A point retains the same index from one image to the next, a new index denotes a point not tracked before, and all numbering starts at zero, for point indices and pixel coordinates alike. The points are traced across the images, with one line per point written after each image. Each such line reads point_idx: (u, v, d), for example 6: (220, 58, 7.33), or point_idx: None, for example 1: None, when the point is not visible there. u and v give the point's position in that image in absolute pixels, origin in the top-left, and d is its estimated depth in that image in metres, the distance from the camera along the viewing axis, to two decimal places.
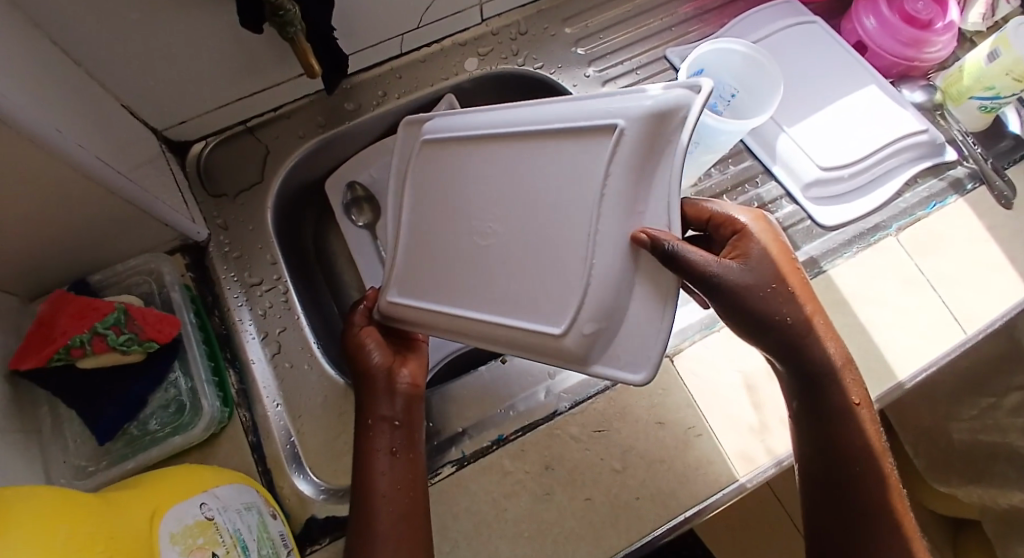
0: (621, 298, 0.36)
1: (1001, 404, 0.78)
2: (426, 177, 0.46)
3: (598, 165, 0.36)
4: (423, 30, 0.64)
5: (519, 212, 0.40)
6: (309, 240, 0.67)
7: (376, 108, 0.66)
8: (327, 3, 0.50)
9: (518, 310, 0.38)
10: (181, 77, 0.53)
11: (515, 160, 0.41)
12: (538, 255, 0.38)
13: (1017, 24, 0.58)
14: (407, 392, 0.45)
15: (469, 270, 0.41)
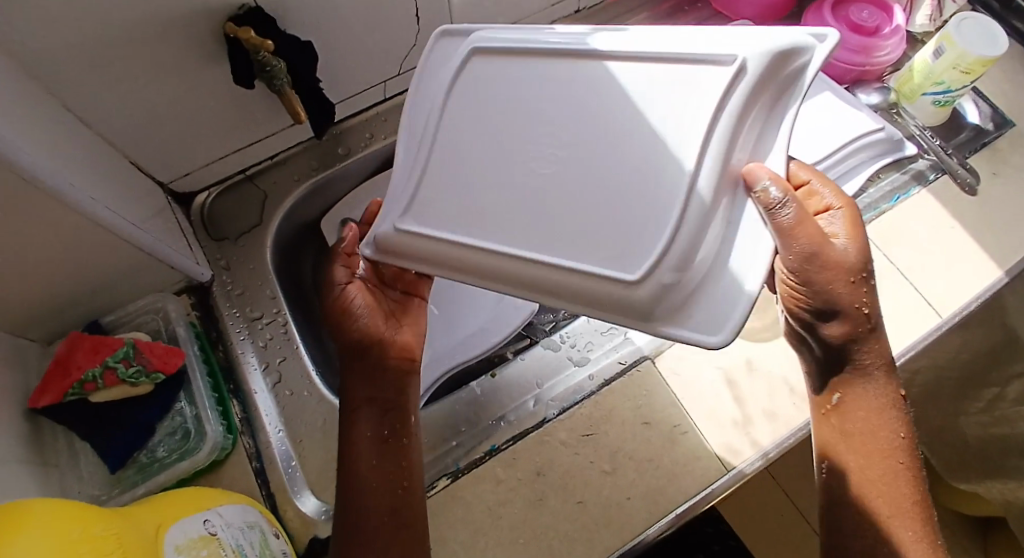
0: (702, 253, 0.35)
1: (1005, 395, 0.80)
2: (468, 96, 0.43)
3: (712, 94, 0.35)
4: (404, 75, 0.69)
5: (595, 152, 0.37)
6: (308, 277, 0.71)
7: (366, 148, 0.70)
8: (311, 58, 0.56)
9: (589, 257, 0.36)
10: (183, 133, 0.58)
11: (592, 101, 0.39)
12: (622, 196, 0.36)
13: (960, 18, 0.60)
14: (397, 366, 0.49)
15: (502, 205, 0.39)
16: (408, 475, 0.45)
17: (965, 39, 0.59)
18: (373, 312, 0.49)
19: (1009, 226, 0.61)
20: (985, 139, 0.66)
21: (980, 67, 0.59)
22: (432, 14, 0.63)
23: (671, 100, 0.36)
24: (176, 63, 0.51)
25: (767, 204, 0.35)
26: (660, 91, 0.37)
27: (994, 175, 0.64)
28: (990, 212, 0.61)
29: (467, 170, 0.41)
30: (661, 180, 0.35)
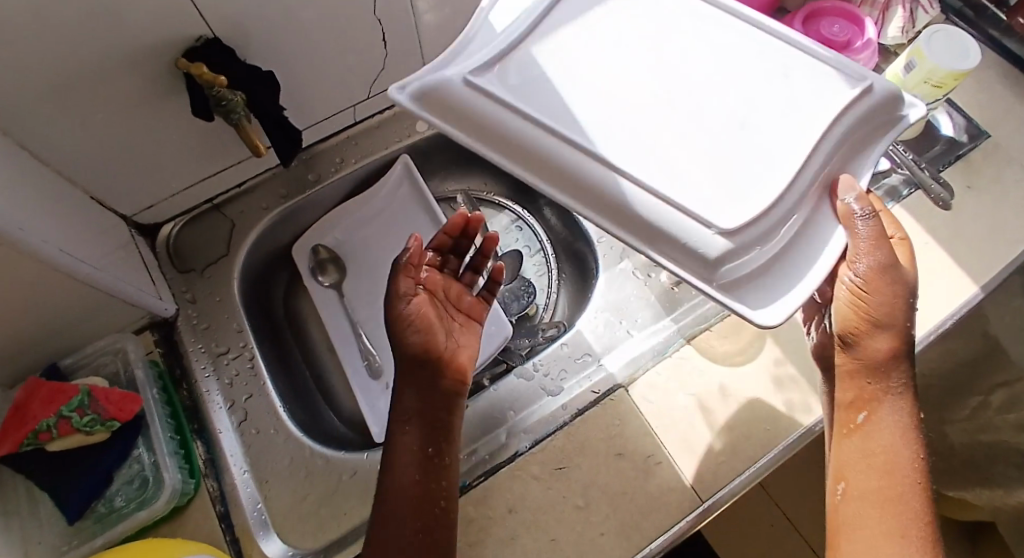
0: (784, 237, 0.40)
1: (989, 402, 0.81)
2: (600, 26, 0.45)
3: (842, 99, 0.42)
4: (374, 98, 0.68)
5: (702, 108, 0.42)
6: (280, 306, 0.70)
7: (336, 174, 0.69)
8: (273, 90, 0.55)
9: (698, 204, 0.38)
10: (146, 165, 0.57)
11: (711, 59, 0.44)
12: (734, 151, 0.40)
13: (930, 32, 0.59)
14: (452, 386, 0.48)
15: (607, 123, 0.41)
16: (446, 496, 0.44)
17: (935, 54, 0.58)
18: (426, 329, 0.49)
19: (981, 241, 0.61)
20: (960, 151, 0.66)
21: (952, 80, 0.58)
22: (400, 38, 0.62)
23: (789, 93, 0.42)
24: (132, 97, 0.50)
25: (847, 214, 0.41)
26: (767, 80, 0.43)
27: (969, 188, 0.64)
28: (963, 226, 0.62)
29: (578, 79, 0.42)
30: (776, 153, 0.40)
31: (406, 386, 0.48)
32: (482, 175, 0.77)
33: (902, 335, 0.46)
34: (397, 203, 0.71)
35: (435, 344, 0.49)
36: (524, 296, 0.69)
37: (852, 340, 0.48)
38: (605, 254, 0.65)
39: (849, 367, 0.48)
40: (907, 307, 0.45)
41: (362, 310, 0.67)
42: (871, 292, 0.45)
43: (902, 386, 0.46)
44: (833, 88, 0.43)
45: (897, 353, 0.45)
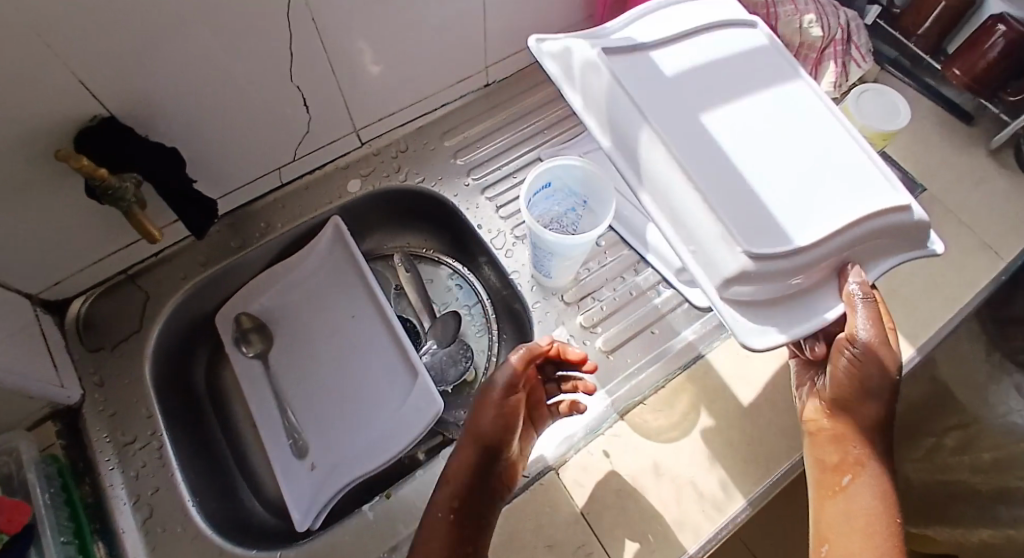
0: (794, 288, 0.42)
1: (944, 443, 0.88)
2: (714, 70, 0.46)
3: (892, 204, 0.43)
4: (299, 160, 0.65)
5: (765, 148, 0.43)
6: (202, 380, 0.66)
7: (262, 240, 0.66)
8: (178, 164, 0.52)
9: (737, 218, 0.40)
10: (46, 246, 0.53)
11: (789, 116, 0.45)
12: (786, 185, 0.42)
13: (860, 91, 0.58)
14: (500, 483, 0.46)
15: (684, 133, 0.43)
16: None
17: (863, 113, 0.57)
18: (501, 419, 0.46)
19: (914, 300, 0.61)
20: None
21: (879, 139, 0.58)
22: (322, 102, 0.60)
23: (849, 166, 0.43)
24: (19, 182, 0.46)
25: (851, 299, 0.42)
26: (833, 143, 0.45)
27: None
28: (897, 286, 0.62)
29: (681, 96, 0.44)
30: (818, 206, 0.41)
31: (463, 458, 0.45)
32: (418, 235, 0.75)
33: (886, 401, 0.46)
34: (328, 268, 0.67)
35: (507, 443, 0.46)
36: (463, 360, 0.67)
37: (839, 404, 0.47)
38: (541, 320, 0.62)
39: (832, 431, 0.47)
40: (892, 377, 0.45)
41: (289, 384, 0.64)
42: (864, 362, 0.45)
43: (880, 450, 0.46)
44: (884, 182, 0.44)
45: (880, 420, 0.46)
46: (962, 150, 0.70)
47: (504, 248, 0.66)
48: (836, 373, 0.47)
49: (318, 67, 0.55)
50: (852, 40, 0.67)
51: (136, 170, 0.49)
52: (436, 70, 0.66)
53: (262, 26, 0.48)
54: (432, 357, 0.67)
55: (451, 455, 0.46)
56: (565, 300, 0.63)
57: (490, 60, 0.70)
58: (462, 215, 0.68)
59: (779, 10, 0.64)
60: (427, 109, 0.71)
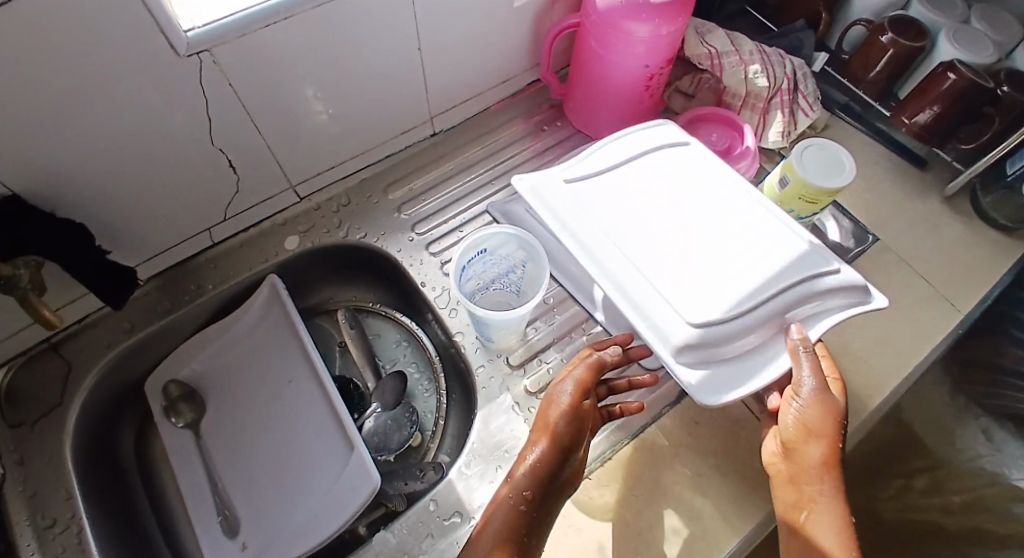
0: (743, 346, 0.48)
1: (913, 485, 0.85)
2: (651, 174, 0.55)
3: (814, 267, 0.49)
4: (231, 220, 0.63)
5: (703, 235, 0.51)
6: (131, 449, 0.64)
7: (191, 303, 0.63)
8: (89, 240, 0.51)
9: (676, 297, 0.49)
10: None
11: (724, 203, 0.53)
12: (720, 267, 0.49)
13: (803, 146, 0.57)
14: (567, 478, 0.49)
15: (630, 230, 0.52)
16: None
17: (805, 169, 0.56)
18: (573, 421, 0.49)
19: (868, 358, 0.59)
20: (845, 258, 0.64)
21: (824, 197, 0.56)
22: (253, 162, 0.59)
23: (777, 238, 0.51)
24: None
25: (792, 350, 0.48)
26: (764, 223, 0.52)
27: None
28: (849, 342, 0.60)
29: (623, 200, 0.54)
30: (750, 281, 0.48)
31: (540, 455, 0.48)
32: (364, 289, 0.73)
33: (836, 442, 0.47)
34: (263, 330, 0.65)
35: (579, 441, 0.49)
36: (408, 424, 0.64)
37: (791, 447, 0.49)
38: (485, 385, 0.59)
39: (787, 473, 0.48)
40: (840, 419, 0.48)
41: (220, 457, 0.61)
42: (808, 411, 0.48)
43: (835, 490, 0.47)
44: (810, 253, 0.50)
45: (832, 462, 0.47)
46: (914, 196, 0.68)
47: (448, 306, 0.63)
48: (786, 418, 0.49)
49: (243, 126, 0.54)
50: (800, 89, 0.67)
51: (30, 254, 0.47)
52: (374, 124, 0.65)
53: (174, 93, 0.47)
54: (377, 422, 0.63)
55: (524, 448, 0.50)
56: (510, 362, 0.60)
57: (435, 110, 0.70)
58: (406, 271, 0.65)
59: (723, 62, 0.66)
60: (370, 162, 0.69)
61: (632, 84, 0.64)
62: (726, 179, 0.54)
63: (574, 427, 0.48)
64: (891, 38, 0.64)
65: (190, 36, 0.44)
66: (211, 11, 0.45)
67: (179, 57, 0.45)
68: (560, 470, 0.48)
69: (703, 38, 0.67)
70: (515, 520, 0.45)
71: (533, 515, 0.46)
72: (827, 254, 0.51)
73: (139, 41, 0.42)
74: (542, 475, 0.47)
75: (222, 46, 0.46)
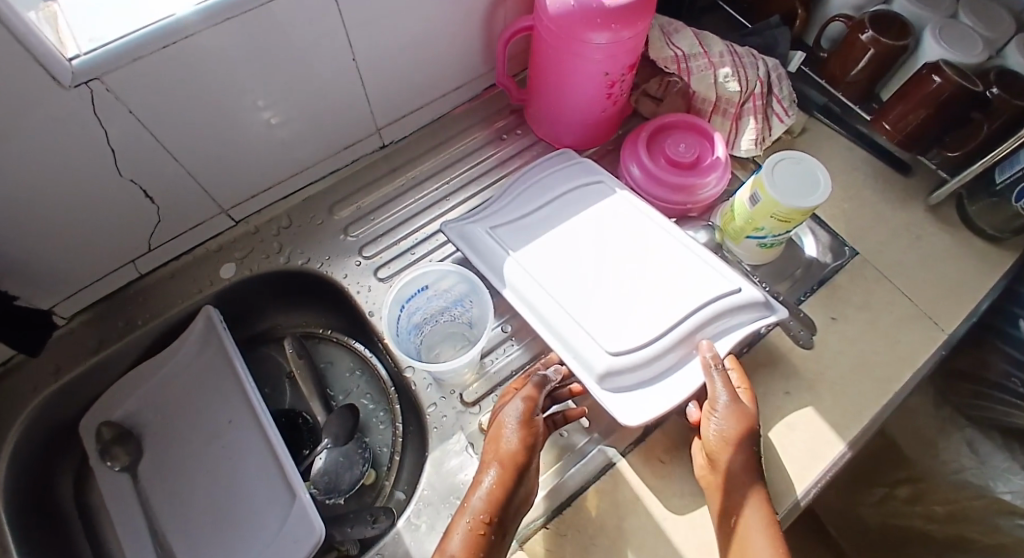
0: (660, 367, 0.51)
1: (896, 493, 0.82)
2: (560, 216, 0.58)
3: (715, 290, 0.53)
4: (158, 249, 0.59)
5: (614, 271, 0.54)
6: (68, 495, 0.59)
7: (121, 339, 0.58)
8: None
9: (597, 328, 0.51)
10: None
11: (630, 241, 0.56)
12: (635, 299, 0.53)
13: (774, 161, 0.52)
14: (523, 499, 0.45)
15: (554, 268, 0.55)
16: None
17: (777, 187, 0.51)
18: (525, 433, 0.47)
19: (847, 385, 0.54)
20: (822, 275, 0.60)
21: (797, 216, 0.52)
22: (176, 189, 0.54)
23: (678, 268, 0.55)
24: None
25: (708, 365, 0.50)
26: (667, 254, 0.56)
27: (833, 319, 0.58)
28: (827, 368, 0.55)
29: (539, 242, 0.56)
30: (661, 309, 0.52)
31: (498, 476, 0.45)
32: (313, 314, 0.69)
33: (754, 444, 0.47)
34: (202, 364, 0.60)
35: (532, 457, 0.46)
36: (360, 462, 0.60)
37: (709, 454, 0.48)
38: (438, 425, 0.55)
39: (713, 482, 0.48)
40: (755, 420, 0.48)
41: (160, 502, 0.57)
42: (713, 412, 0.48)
43: (755, 489, 0.46)
44: (714, 277, 0.54)
45: (753, 464, 0.46)
46: (895, 204, 0.64)
47: None
48: (704, 427, 0.49)
49: (158, 153, 0.50)
50: (773, 92, 0.63)
51: None
52: (313, 140, 0.60)
53: (69, 125, 0.42)
54: (327, 460, 0.59)
55: (478, 470, 0.46)
56: (464, 399, 0.56)
57: (381, 121, 0.65)
58: (353, 298, 0.61)
59: (690, 66, 0.62)
60: (311, 179, 0.65)
61: (593, 92, 0.59)
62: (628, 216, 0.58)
63: (528, 445, 0.46)
64: (871, 36, 0.60)
65: (75, 65, 0.39)
66: (99, 34, 0.40)
67: (64, 89, 0.39)
68: (516, 492, 0.45)
69: (668, 40, 0.63)
70: (475, 547, 0.42)
71: (493, 540, 0.42)
72: (726, 275, 0.54)
73: (11, 73, 0.36)
74: (502, 497, 0.44)
75: (116, 73, 0.41)
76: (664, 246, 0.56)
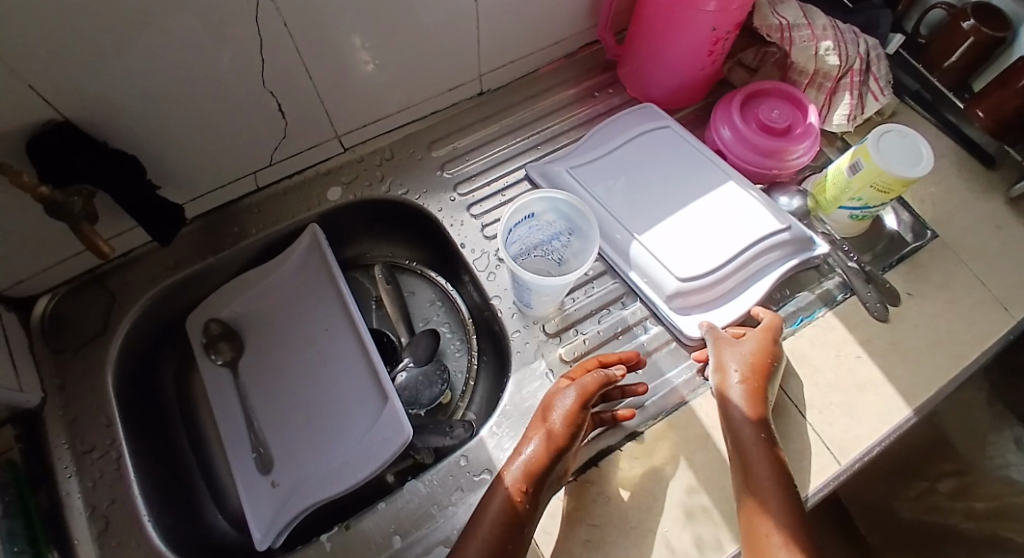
0: (717, 294, 0.59)
1: (937, 487, 0.83)
2: (629, 158, 0.65)
3: (764, 230, 0.60)
4: (276, 166, 0.63)
5: (675, 209, 0.62)
6: (170, 383, 0.65)
7: (234, 246, 0.63)
8: (139, 171, 0.51)
9: (669, 259, 0.59)
10: (11, 244, 0.51)
11: (691, 182, 0.63)
12: (700, 238, 0.60)
13: (881, 131, 0.54)
14: (559, 476, 0.48)
15: (624, 204, 0.62)
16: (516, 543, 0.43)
17: (882, 155, 0.53)
18: (568, 413, 0.49)
19: (918, 357, 0.56)
20: (901, 252, 0.62)
21: (898, 187, 0.54)
22: (301, 109, 0.58)
23: (733, 210, 0.61)
24: None
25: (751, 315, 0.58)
26: (723, 196, 0.62)
27: (909, 294, 0.60)
28: (900, 338, 0.57)
29: (614, 181, 0.64)
30: (719, 247, 0.59)
31: (539, 456, 0.47)
32: (398, 246, 0.73)
33: (761, 402, 0.50)
34: (302, 278, 0.65)
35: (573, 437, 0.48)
36: (438, 382, 0.63)
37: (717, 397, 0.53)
38: (520, 350, 0.59)
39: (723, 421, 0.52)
40: (766, 376, 0.51)
41: (257, 398, 0.61)
42: (720, 358, 0.53)
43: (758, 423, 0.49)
44: (765, 218, 0.60)
45: (760, 421, 0.49)
46: (980, 194, 0.65)
47: (487, 270, 0.63)
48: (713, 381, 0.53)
49: (293, 70, 0.54)
50: (872, 71, 0.64)
51: (86, 182, 0.47)
52: (426, 77, 0.64)
53: (232, 30, 0.46)
54: (408, 377, 0.63)
55: (522, 437, 0.49)
56: (546, 330, 0.60)
57: (484, 69, 0.68)
58: (445, 231, 0.65)
59: (793, 35, 0.63)
60: (414, 117, 0.69)
61: (696, 48, 0.62)
62: (687, 161, 0.64)
63: (572, 430, 0.48)
64: (973, 25, 0.62)
65: None
66: None
67: None
68: (555, 467, 0.47)
69: (773, 9, 0.65)
70: (514, 513, 0.45)
71: (529, 509, 0.45)
72: (775, 216, 0.60)
73: None
74: (542, 469, 0.46)
75: None
76: (722, 189, 0.62)
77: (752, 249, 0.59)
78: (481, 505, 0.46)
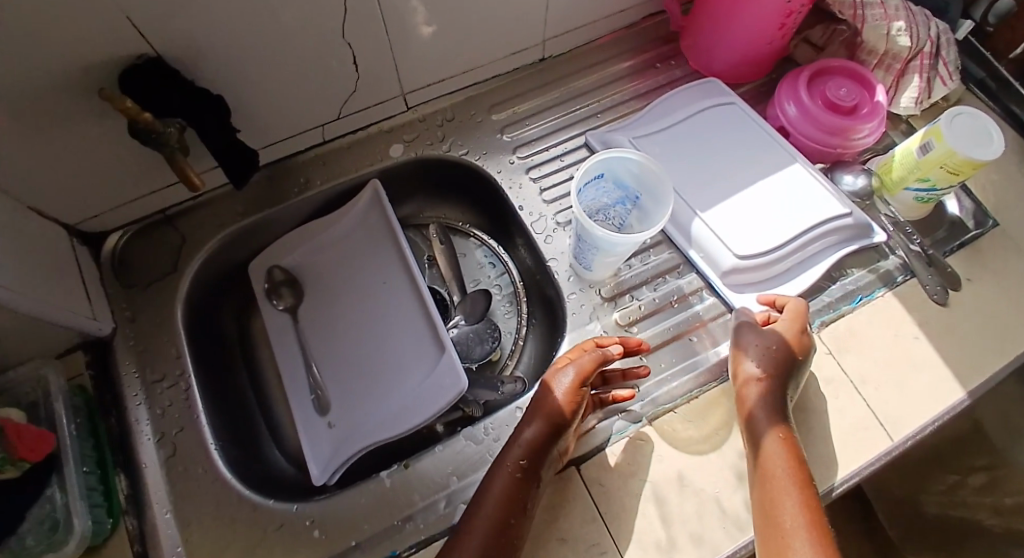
0: (772, 274, 0.60)
1: (967, 482, 0.83)
2: (692, 131, 0.65)
3: (824, 213, 0.60)
4: (344, 119, 0.65)
5: (736, 186, 0.62)
6: (231, 325, 0.67)
7: (298, 196, 0.65)
8: (221, 107, 0.52)
9: (728, 236, 0.60)
10: (94, 176, 0.54)
11: (755, 161, 0.63)
12: (761, 217, 0.60)
13: (954, 112, 0.54)
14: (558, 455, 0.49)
15: (684, 176, 0.63)
16: (517, 517, 0.45)
17: (955, 136, 0.53)
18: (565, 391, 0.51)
19: (975, 342, 0.57)
20: (963, 238, 0.62)
21: (969, 169, 0.54)
22: (373, 63, 0.59)
23: (793, 193, 0.61)
24: (75, 111, 0.47)
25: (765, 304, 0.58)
26: (785, 179, 0.62)
27: (968, 280, 0.60)
28: (957, 322, 0.57)
29: (676, 154, 0.64)
30: (779, 228, 0.60)
31: (535, 434, 0.48)
32: (453, 208, 0.74)
33: (778, 389, 0.50)
34: (362, 233, 0.66)
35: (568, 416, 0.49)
36: (489, 340, 0.65)
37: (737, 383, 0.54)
38: (575, 311, 0.60)
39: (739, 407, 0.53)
40: (788, 363, 0.52)
41: (315, 344, 0.63)
42: (742, 346, 0.54)
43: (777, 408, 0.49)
44: (828, 203, 0.60)
45: (780, 405, 0.49)
46: None
47: (544, 233, 0.64)
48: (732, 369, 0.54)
49: (372, 23, 0.54)
50: (940, 55, 0.63)
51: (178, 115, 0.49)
52: (494, 39, 0.65)
53: None
54: (459, 333, 0.65)
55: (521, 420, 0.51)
56: (601, 294, 0.61)
57: (550, 34, 0.68)
58: (504, 193, 0.66)
59: (865, 14, 0.63)
60: (477, 80, 0.69)
61: (767, 22, 0.61)
62: (751, 139, 0.64)
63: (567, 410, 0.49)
64: None
65: None
66: None
67: None
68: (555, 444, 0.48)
69: None
70: (514, 487, 0.46)
71: (529, 483, 0.46)
72: (837, 201, 0.60)
73: None
74: (540, 446, 0.48)
75: None
76: (786, 171, 0.62)
77: (809, 233, 0.59)
78: (483, 483, 0.48)
